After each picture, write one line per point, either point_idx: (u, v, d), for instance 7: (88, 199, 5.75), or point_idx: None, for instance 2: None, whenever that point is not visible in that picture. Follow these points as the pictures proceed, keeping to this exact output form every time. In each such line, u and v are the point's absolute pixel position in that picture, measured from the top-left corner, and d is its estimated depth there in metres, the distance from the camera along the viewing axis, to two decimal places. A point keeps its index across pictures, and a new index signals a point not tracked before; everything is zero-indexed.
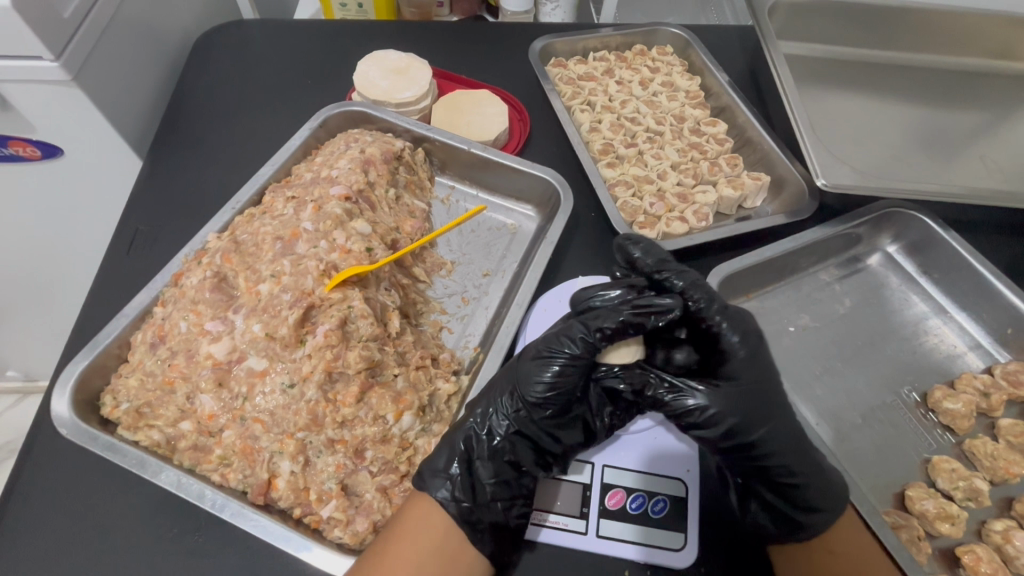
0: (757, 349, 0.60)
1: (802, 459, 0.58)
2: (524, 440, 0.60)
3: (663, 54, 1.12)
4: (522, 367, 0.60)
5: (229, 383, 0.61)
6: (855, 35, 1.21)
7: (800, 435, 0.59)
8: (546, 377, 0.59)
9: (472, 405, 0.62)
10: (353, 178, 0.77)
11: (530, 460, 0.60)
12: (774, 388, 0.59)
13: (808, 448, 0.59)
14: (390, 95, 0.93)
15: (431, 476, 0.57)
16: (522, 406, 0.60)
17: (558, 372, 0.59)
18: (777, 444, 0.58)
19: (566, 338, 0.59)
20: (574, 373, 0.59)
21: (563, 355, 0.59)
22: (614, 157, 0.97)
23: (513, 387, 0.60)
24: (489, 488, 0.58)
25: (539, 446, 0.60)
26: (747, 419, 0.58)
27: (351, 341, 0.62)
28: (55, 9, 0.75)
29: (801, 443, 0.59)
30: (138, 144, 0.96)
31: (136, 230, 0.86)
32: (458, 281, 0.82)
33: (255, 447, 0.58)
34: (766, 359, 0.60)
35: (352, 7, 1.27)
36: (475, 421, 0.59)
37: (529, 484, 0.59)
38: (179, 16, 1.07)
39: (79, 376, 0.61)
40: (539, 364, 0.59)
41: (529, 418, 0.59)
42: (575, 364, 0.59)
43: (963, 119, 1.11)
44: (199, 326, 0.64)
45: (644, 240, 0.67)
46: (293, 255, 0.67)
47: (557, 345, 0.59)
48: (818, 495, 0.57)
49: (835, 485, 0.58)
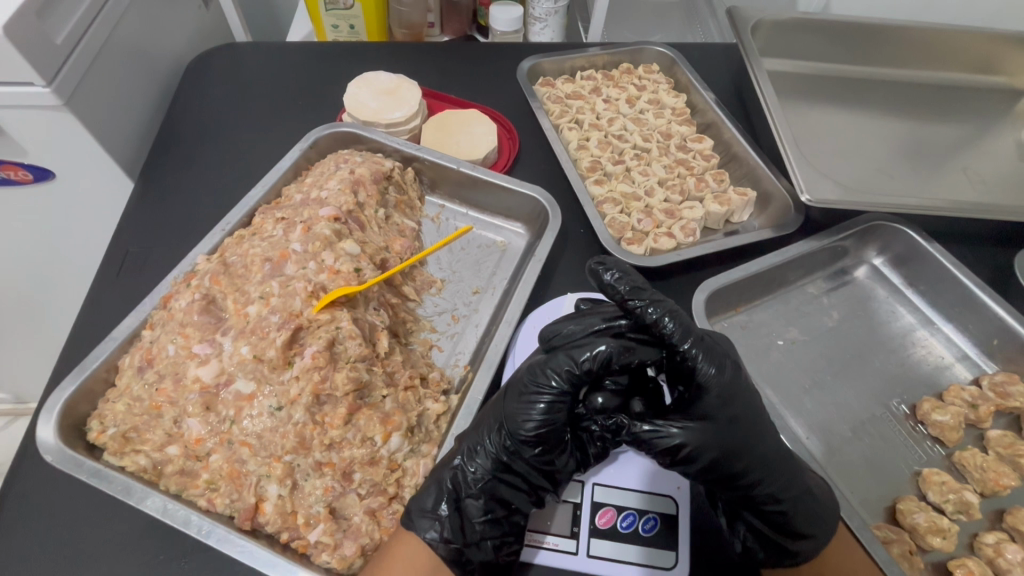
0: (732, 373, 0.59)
1: (784, 486, 0.58)
2: (511, 478, 0.59)
3: (649, 72, 1.14)
4: (509, 405, 0.59)
5: (217, 406, 0.61)
6: (836, 51, 1.24)
7: (780, 465, 0.58)
8: (534, 415, 0.58)
9: (459, 442, 0.61)
10: (343, 200, 0.78)
11: (521, 498, 0.60)
12: (748, 419, 0.57)
13: (789, 476, 0.58)
14: (380, 116, 0.94)
15: (420, 516, 0.57)
16: (510, 444, 0.59)
17: (547, 407, 0.58)
18: (756, 474, 0.57)
19: (551, 371, 0.58)
20: (562, 407, 0.58)
21: (549, 391, 0.58)
22: (602, 174, 0.98)
23: (502, 426, 0.59)
24: (479, 527, 0.57)
25: (530, 484, 0.60)
26: (726, 452, 0.56)
27: (339, 363, 0.62)
28: (47, 36, 0.77)
29: (780, 469, 0.58)
30: (129, 166, 0.96)
31: (127, 252, 0.86)
32: (448, 299, 0.83)
33: (242, 471, 0.58)
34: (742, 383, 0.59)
35: (344, 29, 1.31)
36: (463, 460, 0.59)
37: (519, 521, 0.59)
38: (169, 39, 1.09)
39: (66, 402, 0.61)
40: (534, 393, 0.59)
41: (517, 456, 0.59)
42: (560, 402, 0.58)
43: (941, 134, 1.14)
44: (187, 349, 0.64)
45: (617, 263, 0.60)
46: (281, 276, 0.68)
47: (552, 376, 0.59)
48: (801, 518, 0.57)
49: (817, 507, 0.58)
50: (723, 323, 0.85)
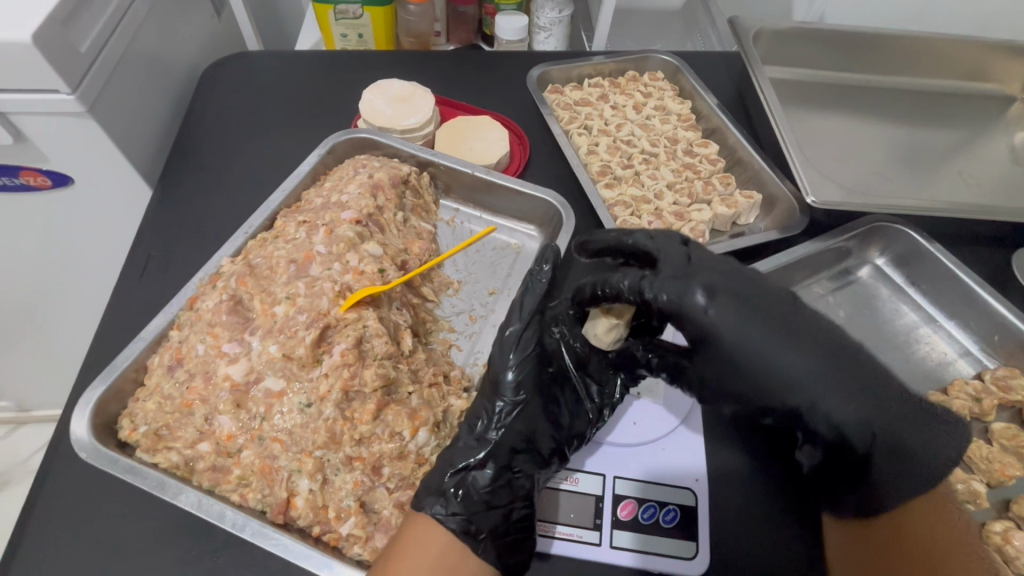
0: (741, 291, 0.58)
1: (864, 412, 0.57)
2: (512, 441, 0.62)
3: (654, 79, 1.17)
4: (489, 375, 0.66)
5: (247, 404, 0.62)
6: (833, 59, 1.27)
7: (850, 386, 0.57)
8: (507, 380, 0.64)
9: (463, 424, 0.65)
10: (363, 203, 0.80)
11: (522, 460, 0.62)
12: (784, 362, 0.57)
13: (869, 398, 0.57)
14: (395, 122, 0.96)
15: (426, 495, 0.58)
16: (499, 408, 0.64)
17: (516, 370, 0.65)
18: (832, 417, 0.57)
19: (510, 342, 0.66)
20: (528, 368, 0.65)
21: (515, 355, 0.65)
22: (612, 178, 1.00)
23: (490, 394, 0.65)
24: (485, 496, 0.58)
25: (529, 443, 0.63)
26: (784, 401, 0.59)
27: (367, 360, 0.64)
28: (73, 45, 0.79)
29: (851, 396, 0.57)
30: (147, 171, 0.98)
31: (149, 255, 0.88)
32: (465, 299, 0.85)
33: (274, 466, 0.59)
34: (763, 305, 0.58)
35: (353, 38, 1.34)
36: (465, 435, 0.63)
37: (525, 484, 0.60)
38: (183, 48, 1.11)
39: (97, 401, 0.62)
40: (502, 364, 0.65)
41: (508, 417, 0.63)
42: (526, 363, 0.65)
43: (935, 139, 1.18)
44: (217, 348, 0.65)
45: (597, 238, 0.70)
46: (306, 277, 0.69)
47: (512, 347, 0.65)
48: (898, 440, 0.56)
49: (909, 422, 0.56)
50: None
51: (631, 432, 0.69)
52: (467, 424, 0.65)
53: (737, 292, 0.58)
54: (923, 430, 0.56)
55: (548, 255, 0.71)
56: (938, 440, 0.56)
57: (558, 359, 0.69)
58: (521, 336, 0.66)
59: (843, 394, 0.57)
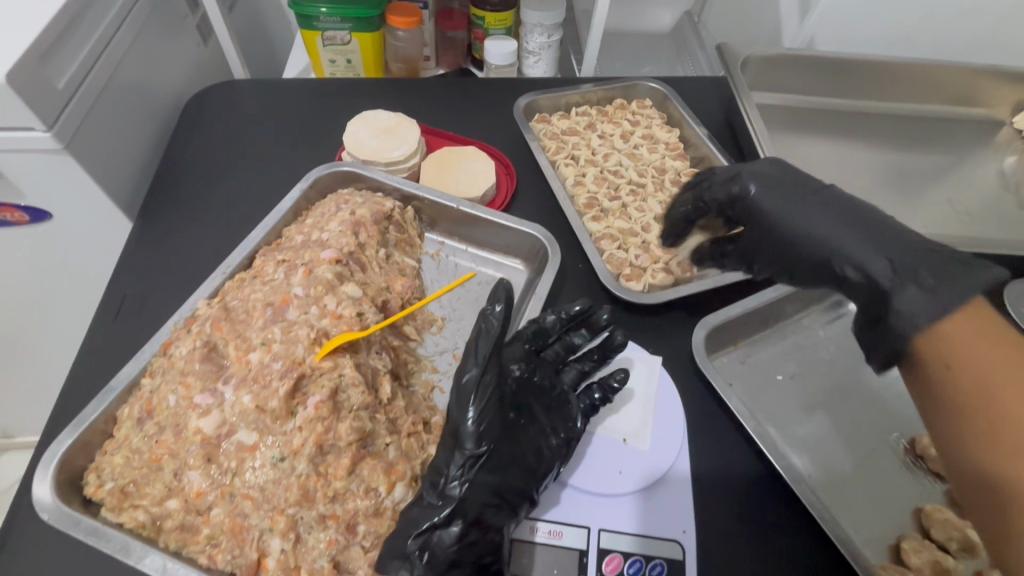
0: (782, 178, 0.76)
1: (889, 259, 0.63)
2: (479, 495, 0.59)
3: (642, 107, 1.16)
4: (450, 419, 0.63)
5: (218, 458, 0.60)
6: (821, 84, 1.27)
7: (868, 242, 0.65)
8: (468, 427, 0.61)
9: (428, 470, 0.62)
10: (344, 241, 0.79)
11: (489, 512, 0.59)
12: (816, 229, 0.69)
13: (890, 248, 0.63)
14: (380, 154, 0.95)
15: (392, 558, 0.56)
16: (462, 459, 0.60)
17: (477, 417, 0.61)
18: (856, 253, 0.65)
19: (471, 389, 0.62)
20: (491, 415, 0.62)
21: (475, 401, 0.62)
22: (599, 210, 0.99)
23: (454, 443, 0.61)
24: (453, 552, 0.57)
25: (496, 493, 0.60)
26: (822, 273, 0.69)
27: (342, 412, 0.61)
28: (49, 82, 0.77)
29: (873, 251, 0.64)
30: (128, 205, 0.96)
31: (125, 294, 0.86)
32: (449, 338, 0.83)
33: (244, 525, 0.57)
34: (836, 206, 0.70)
35: (341, 63, 1.33)
36: (432, 487, 0.60)
37: (495, 537, 0.59)
38: (167, 78, 1.10)
39: (63, 456, 0.60)
40: (461, 414, 0.62)
41: (473, 467, 0.60)
42: (487, 410, 0.62)
43: (924, 165, 1.17)
44: (188, 399, 0.63)
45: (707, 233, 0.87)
46: (283, 321, 0.68)
47: (471, 395, 0.62)
48: (931, 283, 0.58)
49: (942, 271, 0.58)
50: (723, 358, 0.86)
51: (617, 481, 0.68)
52: (433, 463, 0.62)
53: (831, 201, 0.71)
54: (964, 285, 0.57)
55: (500, 293, 0.68)
56: (965, 293, 0.56)
57: (520, 398, 0.67)
58: (480, 381, 0.63)
59: (865, 244, 0.65)
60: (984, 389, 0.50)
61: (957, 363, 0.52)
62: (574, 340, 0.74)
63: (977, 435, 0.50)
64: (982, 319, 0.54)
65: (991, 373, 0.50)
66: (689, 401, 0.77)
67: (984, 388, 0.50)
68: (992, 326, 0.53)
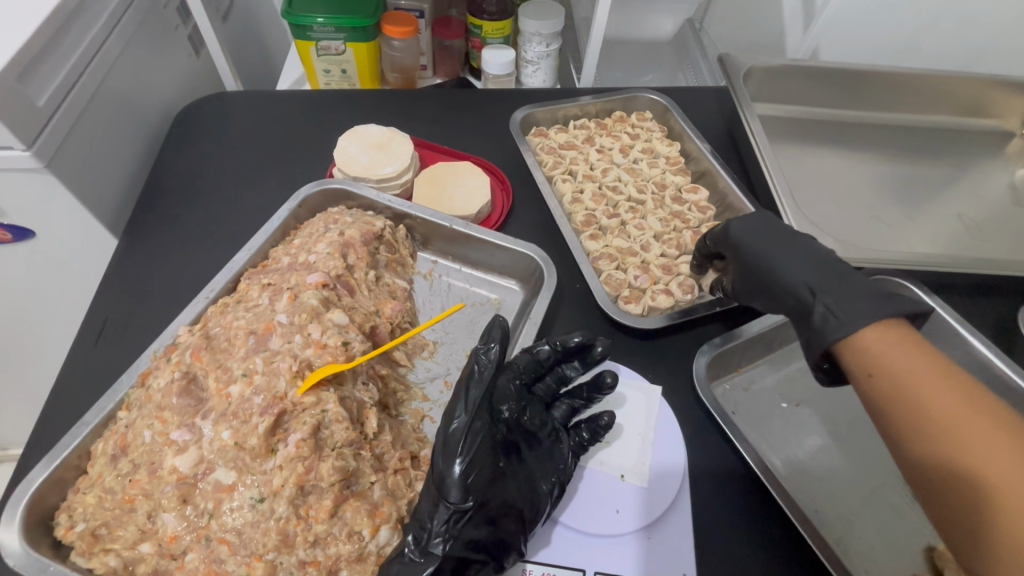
0: (763, 228, 0.74)
1: (812, 289, 0.64)
2: (463, 550, 0.57)
3: (642, 120, 1.13)
4: (433, 471, 0.59)
5: (194, 498, 0.57)
6: (826, 95, 1.24)
7: (803, 264, 0.68)
8: (455, 480, 0.57)
9: (409, 524, 0.59)
10: (332, 263, 0.76)
11: (472, 564, 0.58)
12: (757, 257, 0.72)
13: (817, 279, 0.65)
14: (372, 171, 0.93)
15: None
16: (446, 515, 0.57)
17: (463, 470, 0.58)
18: (788, 279, 0.67)
19: (456, 439, 0.59)
20: (478, 467, 0.59)
21: (461, 454, 0.58)
22: (597, 228, 0.96)
23: (436, 495, 0.58)
24: None
25: (478, 547, 0.58)
26: (763, 295, 0.72)
27: (324, 450, 0.59)
28: (29, 99, 0.75)
29: (805, 274, 0.67)
30: (113, 223, 0.94)
31: (106, 318, 0.83)
32: (440, 363, 0.80)
33: (219, 571, 0.55)
34: (766, 232, 0.73)
35: (336, 73, 1.30)
36: (414, 543, 0.57)
37: None
38: (156, 91, 1.07)
39: (33, 495, 0.57)
40: (446, 465, 0.58)
41: (458, 523, 0.57)
42: (475, 461, 0.59)
43: (933, 180, 1.14)
44: (164, 436, 0.60)
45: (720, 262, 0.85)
46: (265, 351, 0.65)
47: (458, 447, 0.58)
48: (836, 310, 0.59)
49: (857, 295, 0.60)
50: (726, 384, 0.83)
51: (613, 520, 0.66)
52: (413, 516, 0.59)
53: (764, 225, 0.75)
54: (877, 306, 0.57)
55: (496, 332, 0.66)
56: (876, 310, 0.57)
57: (510, 441, 0.64)
58: (471, 429, 0.59)
59: (796, 269, 0.68)
60: (905, 398, 0.50)
61: (878, 371, 0.53)
62: (567, 372, 0.72)
63: (914, 447, 0.50)
64: (898, 332, 0.55)
65: (908, 379, 0.51)
66: (690, 432, 0.74)
67: (906, 396, 0.50)
68: (911, 339, 0.54)
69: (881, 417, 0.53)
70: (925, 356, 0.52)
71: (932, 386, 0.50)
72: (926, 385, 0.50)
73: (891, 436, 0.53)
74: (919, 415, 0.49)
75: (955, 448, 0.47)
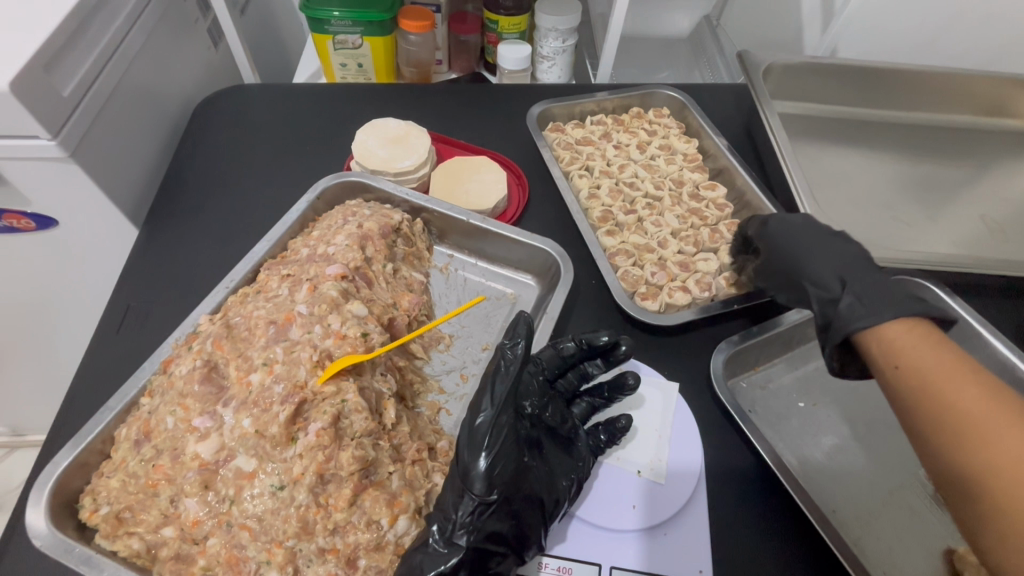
0: (802, 224, 0.75)
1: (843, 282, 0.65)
2: (485, 542, 0.57)
3: (659, 116, 1.13)
4: (458, 464, 0.59)
5: (216, 484, 0.58)
6: (846, 94, 1.22)
7: (833, 259, 0.69)
8: (479, 473, 0.57)
9: (433, 516, 0.59)
10: (350, 255, 0.76)
11: (494, 557, 0.58)
12: (791, 248, 0.72)
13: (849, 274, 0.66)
14: (389, 165, 0.93)
15: None
16: (470, 506, 0.57)
17: (488, 465, 0.58)
18: (816, 270, 0.68)
19: (482, 434, 0.59)
20: (503, 462, 0.59)
21: (486, 448, 0.59)
22: (614, 225, 0.96)
23: (461, 488, 0.58)
24: None
25: (499, 542, 0.58)
26: (787, 286, 0.73)
27: (344, 440, 0.59)
28: (55, 90, 0.76)
29: (833, 268, 0.68)
30: (134, 213, 0.95)
31: (128, 305, 0.84)
32: (456, 356, 0.81)
33: (240, 557, 0.55)
34: (804, 227, 0.74)
35: (352, 67, 1.31)
36: (438, 534, 0.57)
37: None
38: (177, 82, 1.08)
39: (59, 478, 0.58)
40: (471, 457, 0.58)
41: (480, 516, 0.57)
42: (500, 456, 0.59)
43: (955, 180, 1.12)
44: (186, 422, 0.60)
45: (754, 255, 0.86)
46: (285, 341, 0.65)
47: (483, 442, 0.59)
48: (865, 300, 0.60)
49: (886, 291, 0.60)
50: (742, 382, 0.83)
51: (630, 517, 0.66)
52: (438, 507, 0.60)
53: (805, 219, 0.75)
54: (907, 303, 0.58)
55: (520, 330, 0.67)
56: (904, 306, 0.57)
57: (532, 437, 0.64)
58: (496, 423, 0.60)
59: (824, 262, 0.69)
60: (932, 393, 0.50)
61: (904, 361, 0.53)
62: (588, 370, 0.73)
63: (939, 445, 0.49)
64: (925, 328, 0.55)
65: (938, 372, 0.50)
66: (705, 429, 0.74)
67: (932, 391, 0.50)
68: (936, 338, 0.54)
69: (908, 414, 0.52)
70: (951, 353, 0.52)
71: (960, 381, 0.49)
72: (953, 380, 0.49)
73: (919, 436, 0.51)
74: (945, 408, 0.49)
75: (981, 441, 0.46)
